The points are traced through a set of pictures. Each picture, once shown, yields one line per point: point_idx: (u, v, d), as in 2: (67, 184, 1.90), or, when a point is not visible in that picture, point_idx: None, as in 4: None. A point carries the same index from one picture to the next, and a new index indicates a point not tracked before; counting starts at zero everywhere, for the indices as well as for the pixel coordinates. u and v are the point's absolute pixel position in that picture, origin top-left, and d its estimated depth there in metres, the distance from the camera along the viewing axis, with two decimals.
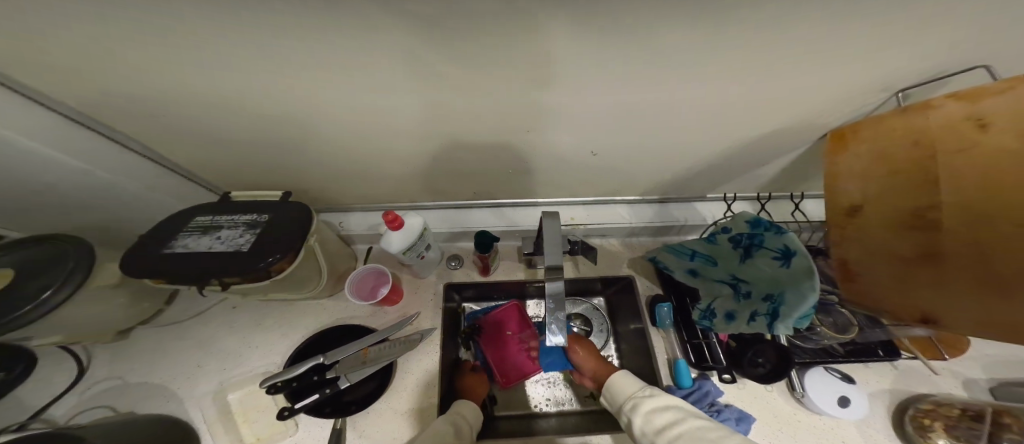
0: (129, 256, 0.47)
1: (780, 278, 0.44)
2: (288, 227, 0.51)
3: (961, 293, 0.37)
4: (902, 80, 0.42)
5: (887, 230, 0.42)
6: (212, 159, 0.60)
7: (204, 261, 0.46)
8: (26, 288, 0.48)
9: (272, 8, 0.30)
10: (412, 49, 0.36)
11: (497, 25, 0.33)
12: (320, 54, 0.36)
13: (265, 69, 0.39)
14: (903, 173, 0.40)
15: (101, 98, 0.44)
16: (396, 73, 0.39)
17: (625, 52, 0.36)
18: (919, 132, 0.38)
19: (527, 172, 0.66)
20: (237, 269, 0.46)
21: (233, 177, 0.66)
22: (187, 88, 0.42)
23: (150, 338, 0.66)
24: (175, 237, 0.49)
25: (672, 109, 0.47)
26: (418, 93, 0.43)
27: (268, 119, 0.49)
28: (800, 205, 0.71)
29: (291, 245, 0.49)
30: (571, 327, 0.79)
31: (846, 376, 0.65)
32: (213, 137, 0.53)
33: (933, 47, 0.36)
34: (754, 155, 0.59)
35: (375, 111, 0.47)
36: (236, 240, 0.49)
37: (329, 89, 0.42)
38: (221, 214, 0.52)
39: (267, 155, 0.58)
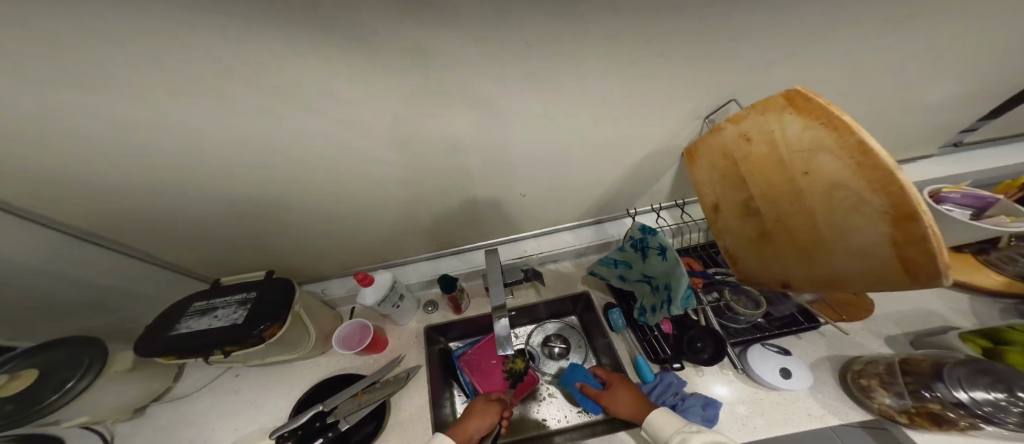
0: (142, 341, 0.59)
1: (668, 269, 0.56)
2: (275, 298, 0.65)
3: (794, 259, 0.48)
4: (700, 105, 0.59)
5: (737, 220, 0.54)
6: (217, 250, 0.75)
7: (204, 335, 0.59)
8: (50, 381, 0.61)
9: (272, 129, 0.51)
10: (357, 140, 0.56)
11: (407, 109, 0.52)
12: (302, 154, 0.56)
13: (264, 170, 0.58)
14: (728, 177, 0.53)
15: (147, 212, 0.62)
16: (350, 152, 0.58)
17: (493, 118, 0.56)
18: (724, 148, 0.52)
19: (472, 220, 0.82)
20: (233, 338, 0.58)
21: (234, 264, 0.82)
22: (210, 194, 0.61)
23: (167, 412, 0.77)
24: (177, 321, 0.62)
25: (550, 152, 0.65)
26: (366, 171, 0.62)
27: (268, 211, 0.67)
28: (684, 209, 0.86)
29: (278, 313, 0.62)
30: (552, 347, 0.88)
31: (783, 350, 0.72)
32: (225, 232, 0.70)
33: (701, 82, 0.54)
34: (639, 175, 0.74)
35: (340, 190, 0.65)
36: (232, 316, 0.62)
37: (307, 177, 0.61)
38: (215, 297, 0.66)
39: (265, 240, 0.75)
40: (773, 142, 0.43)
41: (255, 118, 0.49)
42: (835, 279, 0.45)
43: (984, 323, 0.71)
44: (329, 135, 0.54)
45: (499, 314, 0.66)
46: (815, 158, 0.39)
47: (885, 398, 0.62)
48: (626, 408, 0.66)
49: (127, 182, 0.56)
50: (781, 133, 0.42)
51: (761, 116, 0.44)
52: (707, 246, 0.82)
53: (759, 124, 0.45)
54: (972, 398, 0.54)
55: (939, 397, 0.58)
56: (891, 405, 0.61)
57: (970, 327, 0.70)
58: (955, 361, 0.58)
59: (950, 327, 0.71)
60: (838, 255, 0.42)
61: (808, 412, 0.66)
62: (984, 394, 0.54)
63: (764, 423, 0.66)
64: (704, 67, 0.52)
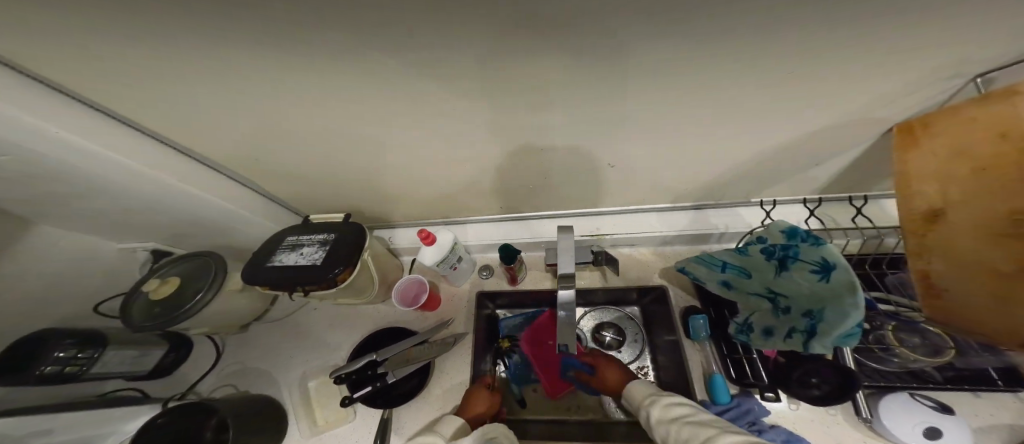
0: (248, 266, 0.59)
1: (823, 293, 0.41)
2: (352, 244, 0.60)
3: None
4: (976, 60, 0.36)
5: (971, 243, 0.34)
6: (285, 190, 0.72)
7: (293, 272, 0.57)
8: (186, 292, 0.65)
9: (328, 81, 0.40)
10: (429, 97, 0.42)
11: (498, 62, 0.36)
12: (363, 110, 0.45)
13: (320, 120, 0.48)
14: (990, 172, 0.32)
15: (208, 152, 0.57)
16: (415, 107, 0.44)
17: (618, 74, 0.38)
18: (1006, 123, 0.32)
19: (550, 188, 0.67)
20: (316, 278, 0.56)
21: (297, 204, 0.79)
22: (265, 141, 0.53)
23: (259, 331, 0.83)
24: (271, 254, 0.61)
25: (686, 118, 0.46)
26: (437, 127, 0.49)
27: (325, 161, 0.59)
28: (862, 209, 0.63)
29: (350, 259, 0.58)
30: (602, 336, 0.76)
31: (943, 407, 0.52)
32: (283, 175, 0.65)
33: (1003, 17, 0.31)
34: (799, 155, 0.54)
35: (408, 146, 0.54)
36: (314, 255, 0.59)
37: (369, 130, 0.50)
38: (303, 234, 0.63)
39: (325, 187, 0.69)
40: None
41: (318, 69, 0.38)
42: None
43: None
44: (402, 89, 0.41)
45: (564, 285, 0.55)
46: None
47: None
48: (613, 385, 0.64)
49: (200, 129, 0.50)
50: None
51: None
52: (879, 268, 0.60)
53: None
54: None
55: None
56: None
57: None
58: None
59: None
60: None
61: None
62: None
63: None
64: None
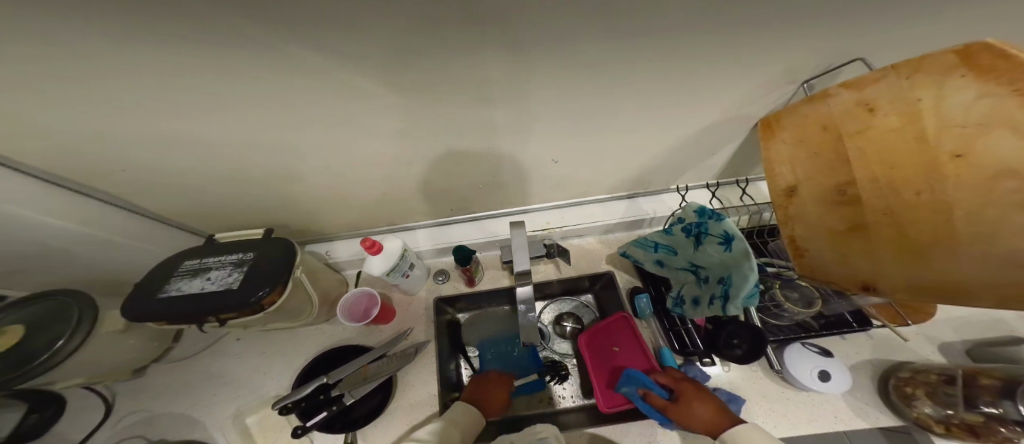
0: (131, 301, 0.51)
1: (728, 261, 0.49)
2: (274, 258, 0.55)
3: (894, 260, 0.39)
4: (807, 68, 0.48)
5: (816, 209, 0.45)
6: (213, 202, 0.66)
7: (195, 302, 0.50)
8: (35, 342, 0.53)
9: (264, 68, 0.40)
10: (372, 91, 0.45)
11: (439, 54, 0.40)
12: (300, 100, 0.45)
13: (255, 114, 0.47)
14: (823, 154, 0.44)
15: (113, 158, 0.51)
16: (360, 100, 0.46)
17: (545, 68, 0.44)
18: (826, 119, 0.44)
19: (498, 185, 0.72)
20: (226, 305, 0.49)
21: (225, 219, 0.73)
22: (188, 139, 0.50)
23: (161, 375, 0.73)
24: (167, 282, 0.52)
25: (604, 112, 0.53)
26: (382, 122, 0.51)
27: (261, 163, 0.57)
28: (745, 189, 0.76)
29: (278, 277, 0.53)
30: (564, 326, 0.81)
31: (825, 351, 0.65)
32: (209, 183, 0.60)
33: (813, 35, 0.42)
34: (698, 147, 0.65)
35: (351, 144, 0.55)
36: (226, 278, 0.52)
37: (311, 124, 0.50)
38: (208, 256, 0.56)
39: (261, 194, 0.65)
40: (916, 115, 0.36)
41: (268, 57, 0.39)
42: (947, 290, 0.37)
43: None
44: (351, 80, 0.43)
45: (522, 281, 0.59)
46: (983, 135, 0.31)
47: (926, 408, 0.58)
48: (703, 424, 0.56)
49: (117, 126, 0.46)
50: (934, 101, 0.35)
51: (906, 80, 0.37)
52: (764, 234, 0.75)
53: (896, 91, 0.38)
54: None
55: (999, 412, 0.53)
56: (931, 414, 0.58)
57: None
58: None
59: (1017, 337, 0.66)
60: (964, 262, 0.34)
61: (835, 414, 0.63)
62: None
63: (789, 421, 0.63)
64: (842, 22, 0.41)
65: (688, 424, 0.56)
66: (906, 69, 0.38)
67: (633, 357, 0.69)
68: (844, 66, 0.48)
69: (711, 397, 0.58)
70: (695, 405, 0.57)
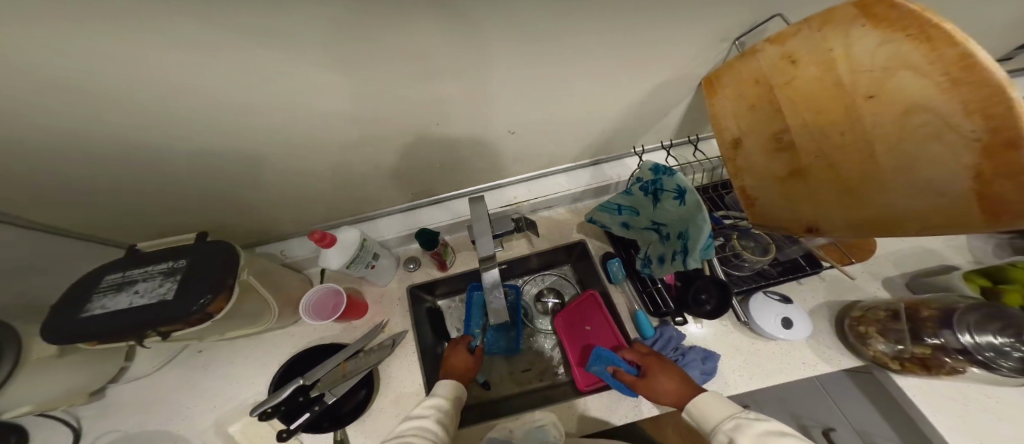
0: (47, 324, 0.43)
1: (684, 215, 0.51)
2: (215, 262, 0.48)
3: (832, 199, 0.42)
4: (743, 22, 0.49)
5: (761, 159, 0.48)
6: (159, 201, 0.63)
7: (122, 319, 0.43)
8: None
9: (167, 50, 0.37)
10: (299, 70, 0.43)
11: (362, 26, 0.39)
12: (222, 84, 0.43)
13: (178, 104, 0.45)
14: (760, 107, 0.46)
15: (22, 164, 0.48)
16: (292, 79, 0.45)
17: (479, 37, 0.43)
18: (758, 73, 0.46)
19: (455, 163, 0.72)
20: (163, 318, 0.44)
21: (173, 221, 0.71)
22: (106, 134, 0.47)
23: (131, 392, 0.71)
24: (89, 300, 0.45)
25: (546, 80, 0.53)
26: (321, 103, 0.49)
27: (197, 157, 0.55)
28: (697, 146, 0.79)
29: (221, 282, 0.47)
30: (546, 302, 0.84)
31: (785, 298, 0.68)
32: (143, 183, 0.57)
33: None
34: (646, 108, 0.66)
35: (292, 130, 0.54)
36: (157, 290, 0.46)
37: (246, 109, 0.48)
38: (134, 267, 0.49)
39: (206, 192, 0.63)
40: (831, 63, 0.38)
41: (184, 45, 0.37)
42: (875, 223, 0.40)
43: (981, 259, 0.71)
44: (276, 62, 0.41)
45: (488, 266, 0.57)
46: (890, 77, 0.33)
47: (880, 345, 0.61)
48: (670, 395, 0.58)
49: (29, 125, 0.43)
50: (843, 51, 0.37)
51: (819, 32, 0.39)
52: (719, 189, 0.78)
53: (812, 42, 0.40)
54: (976, 343, 0.52)
55: (941, 343, 0.56)
56: (885, 351, 0.60)
57: (964, 264, 0.71)
58: (966, 306, 0.55)
59: (944, 264, 0.72)
60: (888, 195, 0.37)
61: (801, 360, 0.66)
62: (990, 339, 0.52)
63: (761, 371, 0.65)
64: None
65: (656, 397, 0.58)
66: (817, 21, 0.39)
67: (603, 335, 0.72)
68: (764, 24, 0.50)
69: (677, 370, 0.61)
70: (661, 381, 0.59)
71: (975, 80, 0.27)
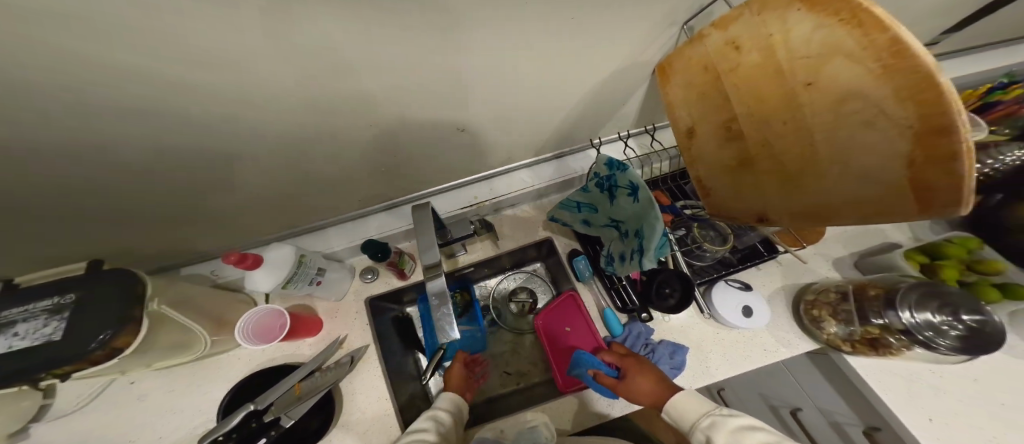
0: None
1: (638, 211, 0.52)
2: (110, 292, 0.45)
3: (775, 187, 0.42)
4: (682, 8, 0.48)
5: (712, 147, 0.48)
6: (76, 218, 0.58)
7: (5, 366, 0.40)
8: None
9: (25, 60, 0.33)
10: (199, 75, 0.39)
11: (257, 25, 0.35)
12: (107, 94, 0.38)
13: (61, 117, 0.40)
14: (708, 94, 0.45)
15: None
16: (203, 86, 0.41)
17: (399, 34, 0.40)
18: (705, 60, 0.45)
19: (405, 164, 0.69)
20: (56, 361, 0.41)
21: (96, 240, 0.65)
22: None
23: (61, 430, 0.64)
24: None
25: (484, 75, 0.51)
26: (237, 108, 0.45)
27: (102, 172, 0.49)
28: (654, 135, 0.79)
29: (124, 315, 0.44)
30: (518, 302, 0.82)
31: (746, 285, 0.70)
32: (43, 202, 0.52)
33: None
34: (595, 101, 0.65)
35: (211, 138, 0.49)
36: (43, 330, 0.42)
37: (147, 119, 0.43)
38: (6, 306, 0.43)
39: (126, 207, 0.58)
40: (771, 48, 0.37)
41: (54, 58, 0.33)
42: (816, 212, 0.40)
43: (918, 235, 0.75)
44: (172, 71, 0.38)
45: (432, 276, 0.54)
46: (825, 63, 0.32)
47: (832, 328, 0.63)
48: (647, 396, 0.57)
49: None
50: (782, 35, 0.36)
51: (759, 17, 0.38)
52: (677, 179, 0.77)
53: (753, 27, 0.39)
54: (916, 322, 0.55)
55: (886, 323, 0.58)
56: (837, 333, 0.63)
57: (904, 241, 0.74)
58: (908, 286, 0.57)
59: (887, 242, 0.74)
60: (827, 184, 0.37)
61: (763, 346, 0.67)
62: (927, 317, 0.55)
63: (725, 360, 0.66)
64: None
65: (634, 399, 0.57)
66: (758, 5, 0.38)
67: (584, 336, 0.71)
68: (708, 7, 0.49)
69: (655, 370, 0.60)
70: (638, 382, 0.58)
71: (903, 67, 0.27)
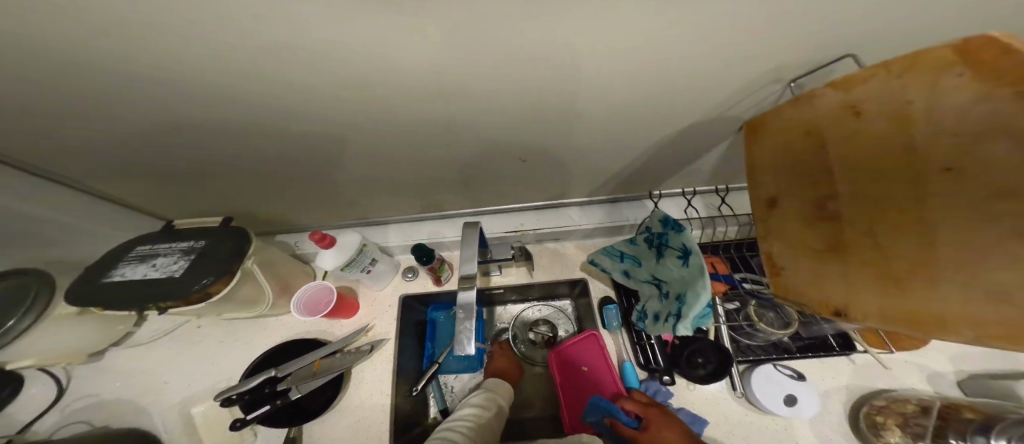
0: (74, 285, 0.49)
1: (686, 276, 0.47)
2: (227, 247, 0.52)
3: (859, 286, 0.36)
4: (795, 65, 0.43)
5: (802, 223, 0.42)
6: (175, 182, 0.63)
7: (135, 289, 0.47)
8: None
9: (164, 49, 0.35)
10: (306, 79, 0.41)
11: (374, 39, 0.35)
12: (224, 86, 0.41)
13: (178, 100, 0.43)
14: (806, 163, 0.40)
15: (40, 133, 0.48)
16: (293, 88, 0.42)
17: (502, 64, 0.40)
18: (811, 123, 0.39)
19: (472, 183, 0.69)
20: (166, 293, 0.47)
21: (192, 203, 0.71)
22: (111, 118, 0.46)
23: (125, 356, 0.70)
24: (114, 267, 0.50)
25: (576, 112, 0.49)
26: (333, 113, 0.47)
27: (207, 148, 0.54)
28: (725, 198, 0.73)
29: (227, 266, 0.50)
30: (537, 333, 0.79)
31: (799, 375, 0.61)
32: (153, 165, 0.57)
33: (785, 39, 0.38)
34: (678, 150, 0.61)
35: (306, 134, 0.51)
36: (171, 266, 0.50)
37: (248, 109, 0.45)
38: (161, 243, 0.54)
39: (218, 179, 0.63)
40: (902, 119, 0.30)
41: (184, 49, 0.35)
42: (922, 322, 0.30)
43: None
44: (281, 74, 0.40)
45: (466, 286, 0.54)
46: (973, 145, 0.25)
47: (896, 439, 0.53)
48: None
49: (31, 104, 0.43)
50: (919, 104, 0.28)
51: (898, 76, 0.30)
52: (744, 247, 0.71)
53: (883, 90, 0.32)
54: None
55: None
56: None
57: None
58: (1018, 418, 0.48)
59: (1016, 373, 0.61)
60: (942, 290, 0.28)
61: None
62: None
63: None
64: (820, 21, 0.36)
65: None
66: (896, 65, 0.31)
67: (602, 377, 0.66)
68: (835, 63, 0.42)
69: (682, 425, 0.54)
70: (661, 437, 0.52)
71: None
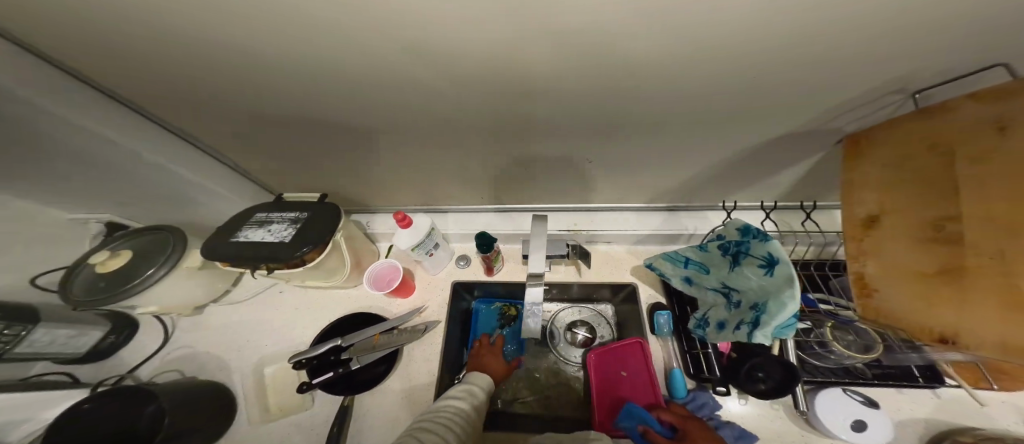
0: (210, 241, 0.59)
1: (767, 287, 0.45)
2: (325, 224, 0.61)
3: (988, 307, 0.31)
4: (923, 77, 0.39)
5: (903, 244, 0.39)
6: (269, 163, 0.69)
7: (254, 249, 0.56)
8: (137, 267, 0.61)
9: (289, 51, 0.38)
10: (408, 81, 0.42)
11: (485, 48, 0.36)
12: (331, 85, 0.43)
13: (286, 94, 0.46)
14: (924, 181, 0.38)
15: (169, 115, 0.54)
16: (393, 84, 0.43)
17: (604, 73, 0.39)
18: (937, 139, 0.37)
19: (539, 181, 0.69)
20: (276, 255, 0.56)
21: (280, 182, 0.77)
22: (231, 106, 0.50)
23: (221, 313, 0.79)
24: (238, 230, 0.60)
25: (667, 120, 0.48)
26: (425, 114, 0.49)
27: (303, 135, 0.57)
28: (811, 215, 0.70)
29: (321, 237, 0.59)
30: (576, 334, 0.78)
31: (870, 401, 0.57)
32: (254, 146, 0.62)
33: (922, 54, 0.35)
34: (762, 162, 0.59)
35: (395, 129, 0.53)
36: (282, 232, 0.59)
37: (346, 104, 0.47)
38: (274, 212, 0.63)
39: (305, 162, 0.67)
40: None
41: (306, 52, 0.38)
42: None
43: None
44: (386, 76, 0.41)
45: (533, 282, 0.54)
46: None
47: None
48: None
49: (164, 89, 0.47)
50: None
51: None
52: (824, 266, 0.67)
53: None
54: None
55: None
56: None
57: None
58: None
59: None
60: None
61: None
62: None
63: None
64: (972, 34, 0.33)
65: None
66: None
67: (639, 386, 0.64)
68: (976, 74, 0.38)
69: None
70: None
71: None
